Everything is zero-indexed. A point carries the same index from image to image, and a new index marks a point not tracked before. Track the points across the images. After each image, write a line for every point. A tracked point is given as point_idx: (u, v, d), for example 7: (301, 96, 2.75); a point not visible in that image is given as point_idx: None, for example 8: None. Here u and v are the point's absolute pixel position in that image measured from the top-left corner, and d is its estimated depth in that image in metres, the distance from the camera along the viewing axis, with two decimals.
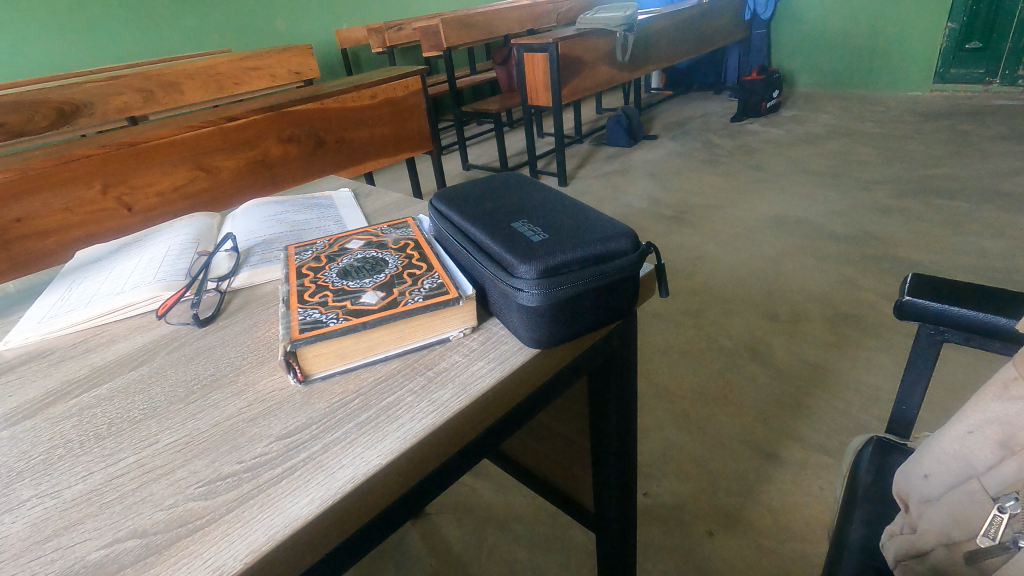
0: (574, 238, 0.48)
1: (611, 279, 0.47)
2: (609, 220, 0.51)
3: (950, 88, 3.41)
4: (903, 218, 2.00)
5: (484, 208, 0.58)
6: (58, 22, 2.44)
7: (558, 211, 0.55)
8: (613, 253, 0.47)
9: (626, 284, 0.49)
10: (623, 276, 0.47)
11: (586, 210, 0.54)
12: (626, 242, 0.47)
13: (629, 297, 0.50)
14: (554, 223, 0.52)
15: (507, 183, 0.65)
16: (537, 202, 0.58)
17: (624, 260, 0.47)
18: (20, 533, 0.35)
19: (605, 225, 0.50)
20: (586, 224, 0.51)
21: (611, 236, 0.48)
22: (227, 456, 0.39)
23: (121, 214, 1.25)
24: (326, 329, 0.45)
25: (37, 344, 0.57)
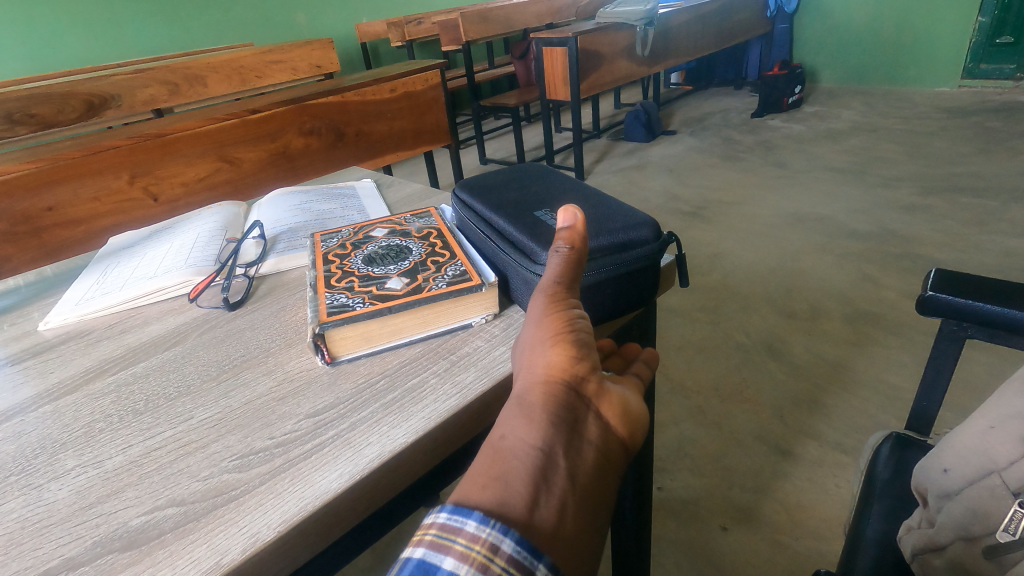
0: (597, 227, 0.49)
1: (633, 267, 0.48)
2: (630, 209, 0.53)
3: (979, 84, 3.32)
4: (928, 216, 1.96)
5: (507, 198, 0.59)
6: (85, 15, 2.49)
7: (579, 199, 0.56)
8: (634, 242, 0.48)
9: (646, 273, 0.50)
10: (644, 265, 0.49)
11: (607, 200, 0.55)
12: (647, 229, 0.49)
13: (649, 288, 0.51)
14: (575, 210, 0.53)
15: (527, 173, 0.66)
16: (560, 193, 0.59)
17: (645, 249, 0.48)
18: (66, 499, 0.37)
19: (626, 214, 0.51)
20: (609, 212, 0.52)
21: (632, 226, 0.49)
22: (259, 433, 0.41)
23: (147, 205, 1.28)
24: (352, 312, 0.47)
25: (74, 325, 0.59)
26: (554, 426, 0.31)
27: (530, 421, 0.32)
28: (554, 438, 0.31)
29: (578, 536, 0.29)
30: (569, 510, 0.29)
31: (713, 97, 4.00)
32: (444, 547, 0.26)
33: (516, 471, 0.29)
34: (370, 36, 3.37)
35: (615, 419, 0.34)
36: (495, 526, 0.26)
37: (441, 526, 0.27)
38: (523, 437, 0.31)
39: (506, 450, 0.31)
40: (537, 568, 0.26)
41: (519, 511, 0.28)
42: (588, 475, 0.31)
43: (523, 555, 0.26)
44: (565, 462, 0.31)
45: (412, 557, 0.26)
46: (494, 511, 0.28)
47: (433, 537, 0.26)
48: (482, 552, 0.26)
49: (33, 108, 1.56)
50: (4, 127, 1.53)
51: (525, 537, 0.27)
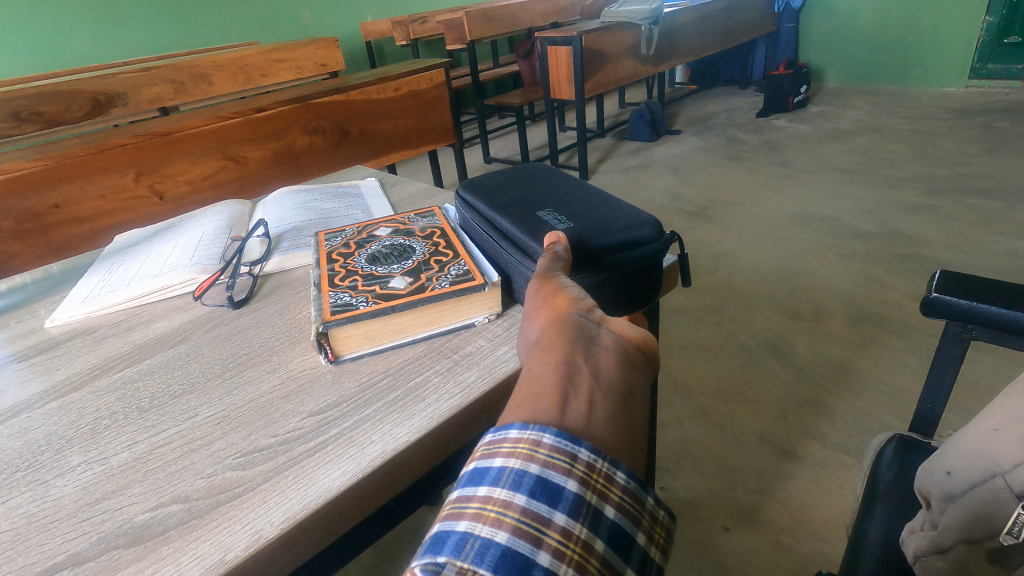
0: (600, 227, 0.50)
1: (635, 266, 0.50)
2: (632, 207, 0.53)
3: (987, 84, 3.30)
4: (933, 217, 1.96)
5: (510, 198, 0.59)
6: (92, 14, 2.51)
7: (582, 197, 0.57)
8: (637, 241, 0.50)
9: (649, 271, 0.51)
10: (646, 263, 0.50)
11: (609, 199, 0.56)
12: (651, 227, 0.50)
13: (651, 285, 0.52)
14: (576, 208, 0.54)
15: (529, 173, 0.66)
16: (562, 191, 0.59)
17: (647, 248, 0.50)
18: (72, 495, 0.37)
19: (629, 212, 0.52)
20: (611, 210, 0.53)
21: (635, 225, 0.50)
22: (263, 430, 0.41)
23: (153, 203, 1.28)
24: (355, 312, 0.47)
25: (80, 321, 0.60)
26: (565, 343, 0.33)
27: (545, 351, 0.33)
28: (569, 351, 0.32)
29: (615, 425, 0.29)
30: (599, 402, 0.29)
31: (718, 97, 3.99)
32: (490, 452, 0.27)
33: (541, 383, 0.30)
34: (375, 35, 3.38)
35: (627, 330, 0.34)
36: (534, 427, 0.27)
37: (488, 442, 0.28)
38: (539, 360, 0.32)
39: (530, 373, 0.31)
40: (579, 453, 0.26)
41: (550, 411, 0.28)
42: (612, 373, 0.31)
43: (564, 443, 0.27)
44: (587, 367, 0.31)
45: (468, 468, 0.27)
46: (530, 418, 0.28)
47: (483, 450, 0.27)
48: (526, 446, 0.27)
49: (40, 106, 1.57)
50: (12, 126, 1.54)
51: (562, 430, 0.27)
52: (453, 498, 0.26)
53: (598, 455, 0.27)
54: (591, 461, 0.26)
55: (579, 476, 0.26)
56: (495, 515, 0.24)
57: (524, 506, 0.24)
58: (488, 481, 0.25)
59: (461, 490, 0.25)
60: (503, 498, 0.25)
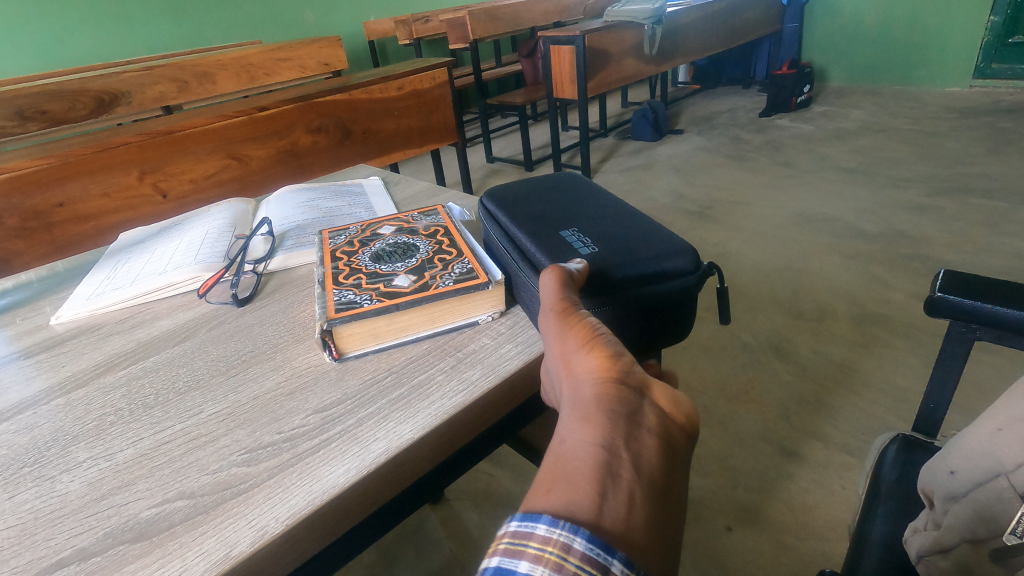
0: (628, 254, 0.49)
1: (666, 298, 0.49)
2: (667, 234, 0.52)
3: (991, 84, 3.29)
4: (937, 217, 1.95)
5: (535, 212, 0.59)
6: (96, 13, 2.51)
7: (613, 218, 0.56)
8: (669, 272, 0.49)
9: (683, 302, 0.50)
10: (680, 295, 0.49)
11: (643, 221, 0.55)
12: (686, 260, 0.49)
13: (683, 315, 0.51)
14: (605, 231, 0.54)
15: (560, 185, 0.66)
16: (592, 209, 0.59)
17: (681, 280, 0.49)
18: (78, 490, 0.38)
19: (662, 242, 0.51)
20: (643, 238, 0.52)
21: (669, 254, 0.49)
22: (267, 427, 0.41)
23: (156, 201, 1.29)
24: (359, 309, 0.47)
25: (85, 319, 0.60)
26: (612, 421, 0.31)
27: (587, 423, 0.31)
28: (611, 433, 0.30)
29: (654, 528, 0.27)
30: (639, 501, 0.28)
31: (721, 96, 3.98)
32: (517, 553, 0.25)
33: (578, 471, 0.29)
34: (378, 34, 3.40)
35: (670, 406, 0.33)
36: (565, 526, 0.26)
37: (513, 534, 0.26)
38: (581, 440, 0.31)
39: (567, 455, 0.30)
40: (613, 565, 0.25)
41: (586, 509, 0.27)
42: (653, 465, 0.30)
43: (595, 552, 0.25)
44: (629, 455, 0.30)
45: (490, 565, 0.26)
46: (562, 513, 0.27)
47: (507, 545, 0.26)
48: (554, 552, 0.25)
49: (44, 105, 1.58)
50: (17, 124, 1.55)
51: (596, 534, 0.26)
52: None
53: (630, 568, 0.25)
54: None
55: None
56: None
57: None
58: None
59: None
60: None
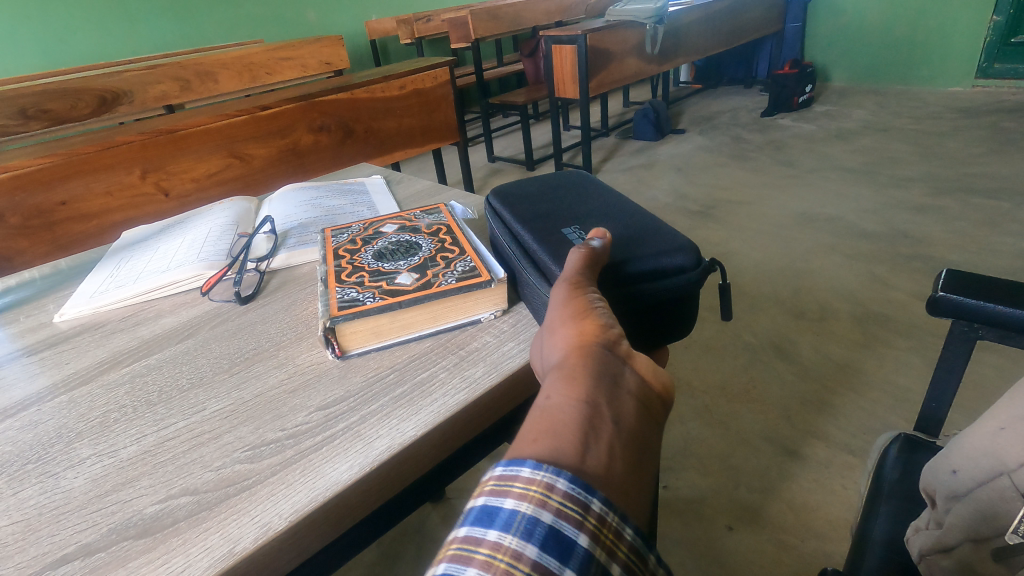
0: (630, 252, 0.49)
1: (667, 297, 0.49)
2: (669, 231, 0.52)
3: (993, 84, 3.28)
4: (939, 217, 1.95)
5: (539, 210, 0.59)
6: (98, 12, 2.52)
7: (616, 216, 0.56)
8: (670, 269, 0.49)
9: (684, 299, 0.50)
10: (681, 292, 0.49)
11: (645, 218, 0.55)
12: (688, 258, 0.49)
13: (685, 313, 0.51)
14: (607, 228, 0.54)
15: (564, 183, 0.66)
16: (594, 205, 0.59)
17: (681, 277, 0.49)
18: (82, 487, 0.38)
19: (664, 239, 0.51)
20: (645, 236, 0.52)
21: (669, 251, 0.49)
22: (270, 424, 0.42)
23: (158, 200, 1.29)
24: (362, 307, 0.47)
25: (89, 316, 0.60)
26: (591, 380, 0.33)
27: (570, 383, 0.33)
28: (592, 391, 0.32)
29: (629, 479, 0.29)
30: (617, 453, 0.29)
31: (723, 96, 3.98)
32: (503, 491, 0.27)
33: (561, 422, 0.30)
34: (380, 34, 3.39)
35: (649, 374, 0.35)
36: (548, 469, 0.28)
37: (499, 477, 0.28)
38: (563, 395, 0.32)
39: (551, 408, 0.31)
40: (592, 502, 0.27)
41: (568, 456, 0.28)
42: (632, 423, 0.31)
43: (577, 491, 0.27)
44: (609, 411, 0.31)
45: (476, 505, 0.27)
46: (546, 458, 0.28)
47: (493, 487, 0.28)
48: (538, 490, 0.27)
49: (46, 104, 1.58)
50: (19, 123, 1.55)
51: (579, 475, 0.28)
52: (461, 536, 0.26)
53: (609, 508, 0.27)
54: (603, 512, 0.27)
55: (590, 530, 0.26)
56: (506, 566, 0.24)
57: (536, 559, 0.24)
58: (499, 524, 0.26)
59: (471, 531, 0.26)
60: (514, 548, 0.25)
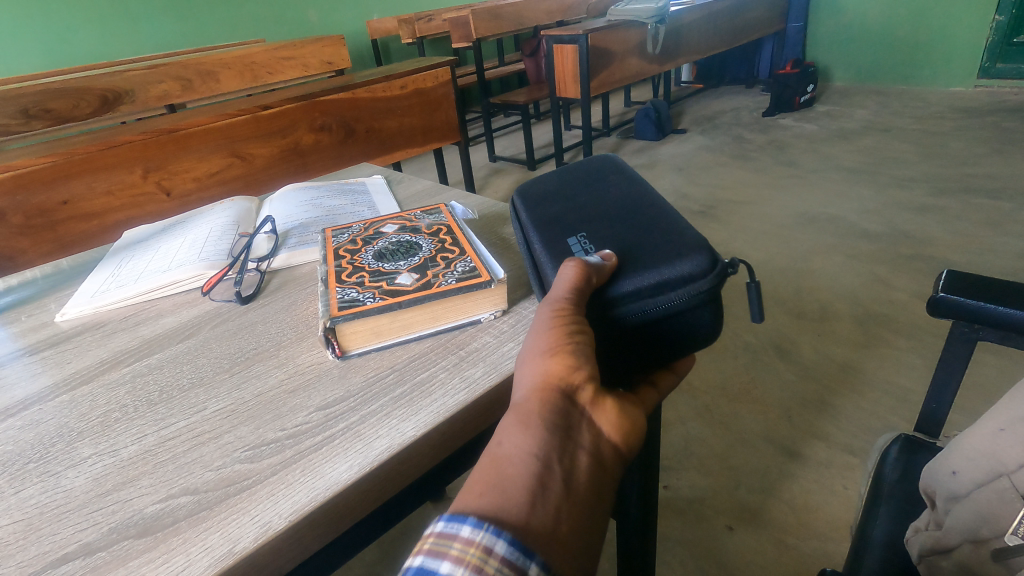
0: (629, 264, 0.44)
1: (675, 311, 0.43)
2: (681, 233, 0.46)
3: (995, 84, 3.27)
4: (940, 218, 1.95)
5: (553, 212, 0.55)
6: (100, 12, 2.52)
7: (629, 217, 0.50)
8: (675, 279, 0.43)
9: (698, 312, 0.43)
10: (692, 305, 0.43)
11: (660, 218, 0.49)
12: (700, 264, 0.43)
13: (704, 327, 0.44)
14: (615, 234, 0.48)
15: (590, 172, 0.60)
16: (608, 205, 0.53)
17: (689, 287, 0.42)
18: (83, 487, 0.38)
19: (675, 243, 0.45)
20: (655, 241, 0.46)
21: (672, 260, 0.43)
22: (270, 424, 0.42)
23: (160, 199, 1.29)
24: (362, 307, 0.47)
25: (90, 316, 0.60)
26: (547, 433, 0.34)
27: (529, 431, 0.34)
28: (547, 447, 0.33)
29: (573, 536, 0.31)
30: (564, 511, 0.32)
31: (724, 96, 3.98)
32: (441, 554, 0.27)
33: (512, 478, 0.32)
34: (381, 33, 3.40)
35: (608, 427, 0.36)
36: (488, 529, 0.29)
37: (438, 534, 0.29)
38: (518, 445, 0.34)
39: (505, 459, 0.33)
40: (529, 566, 0.28)
41: (513, 514, 0.30)
42: (583, 481, 0.33)
43: (514, 555, 0.28)
44: (560, 469, 0.33)
45: (412, 565, 0.28)
46: (490, 516, 0.30)
47: (432, 545, 0.28)
48: (476, 554, 0.27)
49: (49, 103, 1.58)
50: (21, 122, 1.56)
51: (521, 537, 0.29)
52: None
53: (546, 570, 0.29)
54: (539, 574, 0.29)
55: None
56: None
57: None
58: None
59: None
60: None
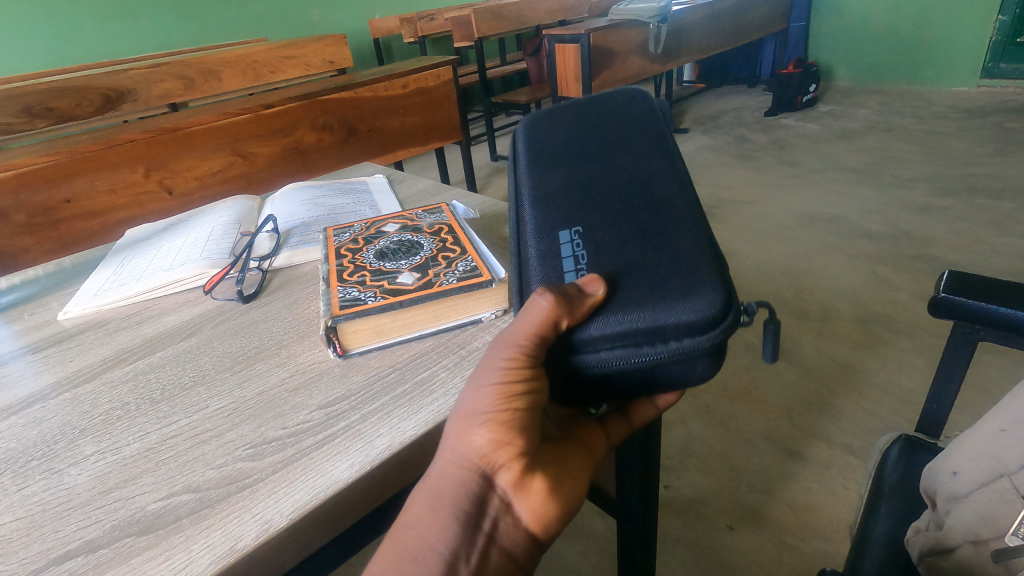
0: (621, 299, 0.39)
1: (665, 364, 0.37)
2: (690, 266, 0.40)
3: (998, 84, 3.26)
4: (943, 218, 1.94)
5: (560, 172, 0.50)
6: (103, 11, 2.53)
7: (640, 208, 0.45)
8: (670, 328, 0.37)
9: (692, 366, 0.38)
10: (685, 359, 0.37)
11: (670, 232, 0.42)
12: (708, 309, 0.37)
13: (698, 379, 0.39)
14: (619, 237, 0.43)
15: (615, 117, 0.52)
16: (620, 181, 0.47)
17: (684, 341, 0.37)
18: (85, 484, 0.38)
19: (684, 271, 0.39)
20: (661, 261, 0.40)
21: (671, 305, 0.38)
22: (272, 423, 0.42)
23: (162, 198, 1.29)
24: (364, 306, 0.48)
25: (92, 315, 0.61)
26: (455, 528, 0.33)
27: (437, 521, 0.33)
28: (451, 546, 0.33)
29: None
30: None
31: (726, 95, 3.97)
32: None
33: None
34: (383, 32, 3.40)
35: (530, 516, 0.35)
36: None
37: None
38: (424, 535, 0.33)
39: (411, 547, 0.33)
40: None
41: None
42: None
43: None
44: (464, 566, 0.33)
45: None
46: None
47: None
48: None
49: (52, 102, 1.59)
50: (24, 121, 1.56)
51: None
52: None
53: None
54: None
55: None
56: None
57: None
58: None
59: None
60: None
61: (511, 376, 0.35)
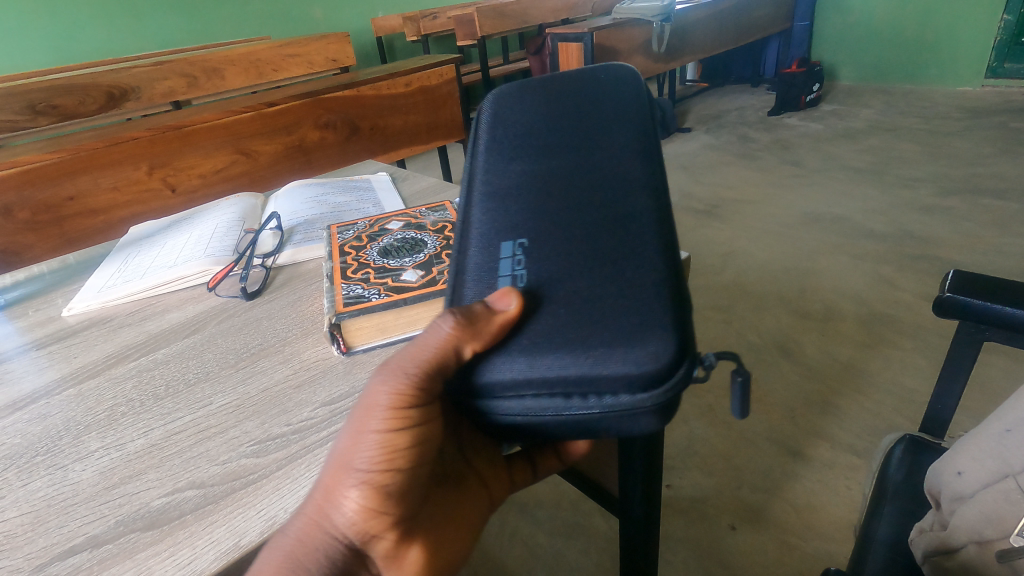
0: (559, 337, 0.35)
1: (597, 419, 0.33)
2: (642, 307, 0.35)
3: (1003, 83, 3.25)
4: (946, 218, 1.94)
5: (520, 169, 0.48)
6: (107, 10, 2.53)
7: (601, 223, 0.42)
8: (605, 379, 0.33)
9: (629, 424, 0.33)
10: (618, 416, 0.33)
11: (628, 258, 0.39)
12: (650, 362, 0.33)
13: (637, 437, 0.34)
14: (571, 256, 0.40)
15: (591, 111, 0.50)
16: (584, 190, 0.44)
17: (619, 395, 0.33)
18: (90, 479, 0.38)
19: (632, 315, 0.35)
20: (612, 295, 0.37)
21: (611, 353, 0.33)
22: (277, 419, 0.42)
23: (164, 195, 1.29)
24: (368, 304, 0.49)
25: (96, 311, 0.61)
26: None
27: None
28: None
29: None
30: None
31: (730, 94, 3.97)
32: None
33: None
34: (385, 31, 3.40)
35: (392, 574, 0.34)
36: None
37: None
38: None
39: None
40: None
41: None
42: None
43: None
44: None
45: None
46: None
47: None
48: None
49: (56, 99, 1.59)
50: (27, 118, 1.56)
51: None
52: None
53: None
54: None
55: None
56: None
57: None
58: None
59: None
60: None
61: (394, 425, 0.32)
